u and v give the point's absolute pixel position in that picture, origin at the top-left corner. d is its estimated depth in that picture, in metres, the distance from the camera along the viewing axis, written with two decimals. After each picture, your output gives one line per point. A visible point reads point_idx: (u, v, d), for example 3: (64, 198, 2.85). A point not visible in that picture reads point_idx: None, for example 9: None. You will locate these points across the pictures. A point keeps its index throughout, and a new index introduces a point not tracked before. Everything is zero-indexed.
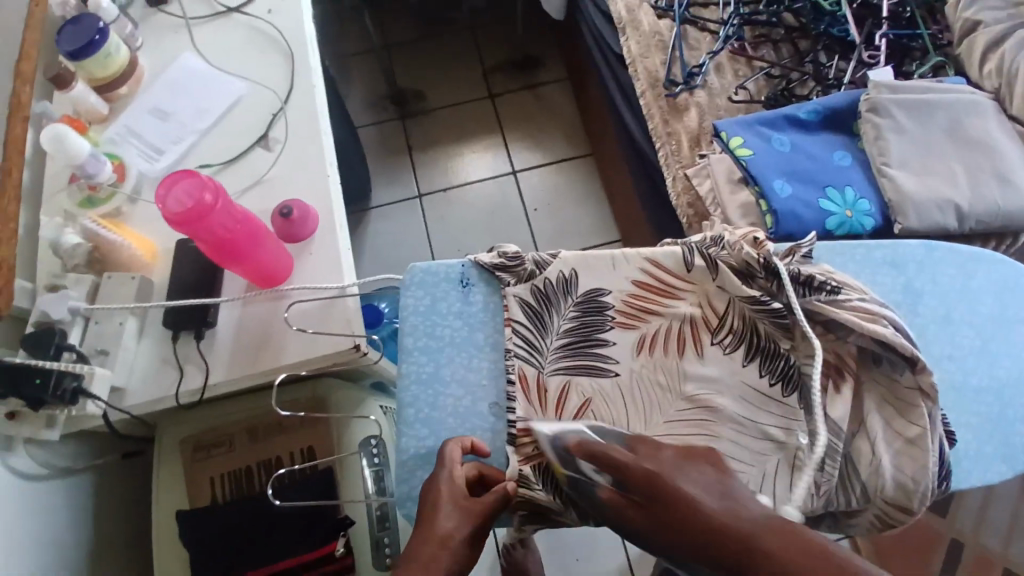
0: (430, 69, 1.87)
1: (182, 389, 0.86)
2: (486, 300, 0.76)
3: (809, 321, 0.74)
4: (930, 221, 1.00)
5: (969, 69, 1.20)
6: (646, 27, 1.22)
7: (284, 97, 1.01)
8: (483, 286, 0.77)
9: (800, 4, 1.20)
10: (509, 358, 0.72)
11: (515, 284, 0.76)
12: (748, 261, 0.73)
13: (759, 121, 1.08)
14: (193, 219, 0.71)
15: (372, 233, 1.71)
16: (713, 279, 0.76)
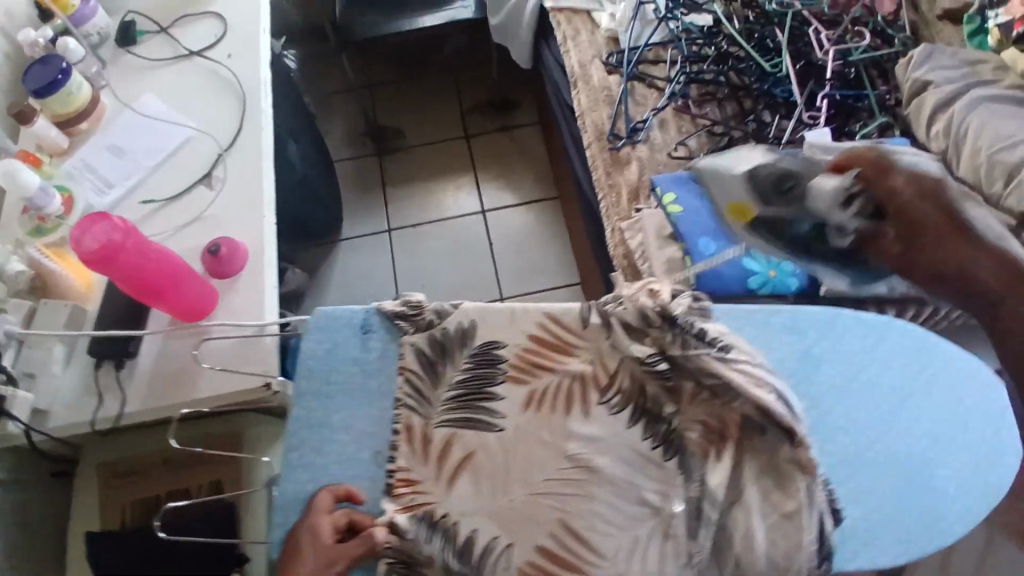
0: (411, 108, 1.93)
1: (99, 415, 0.89)
2: (384, 347, 0.77)
3: (697, 385, 0.74)
4: (858, 284, 0.99)
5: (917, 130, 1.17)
6: (595, 82, 1.26)
7: (232, 139, 1.06)
8: (382, 332, 0.78)
9: (744, 65, 1.23)
10: (397, 407, 0.74)
11: (412, 332, 0.77)
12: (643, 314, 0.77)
13: (693, 177, 1.10)
14: (106, 256, 0.76)
15: (340, 264, 1.75)
16: (607, 337, 0.78)
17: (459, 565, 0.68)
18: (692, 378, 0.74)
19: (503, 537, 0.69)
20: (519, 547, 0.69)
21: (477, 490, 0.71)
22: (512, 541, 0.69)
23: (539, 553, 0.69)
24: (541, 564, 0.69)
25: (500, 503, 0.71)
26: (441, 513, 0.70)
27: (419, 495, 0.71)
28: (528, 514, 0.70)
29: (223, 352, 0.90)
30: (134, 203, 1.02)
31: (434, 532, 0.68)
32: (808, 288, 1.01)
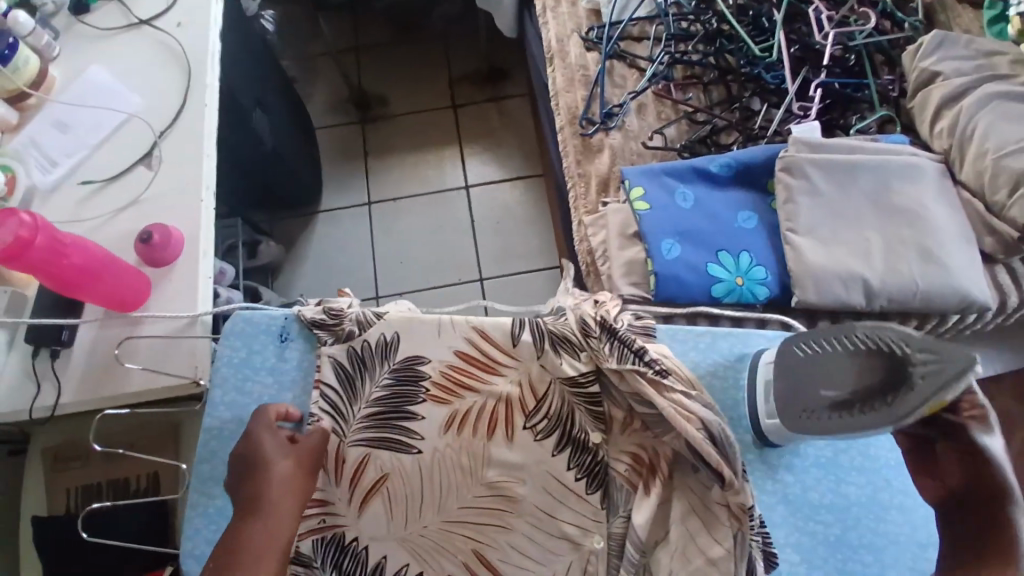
0: (397, 74, 1.85)
1: (37, 405, 0.87)
2: (302, 357, 0.74)
3: (629, 413, 0.69)
4: (832, 297, 0.93)
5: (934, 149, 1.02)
6: (572, 60, 1.17)
7: (175, 115, 1.01)
8: (301, 341, 0.75)
9: (735, 46, 1.12)
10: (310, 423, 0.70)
11: (332, 343, 0.73)
12: (568, 333, 0.71)
13: (665, 170, 1.02)
14: (18, 254, 0.74)
15: (317, 238, 1.70)
16: (539, 359, 0.72)
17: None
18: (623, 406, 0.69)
19: (413, 567, 0.66)
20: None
21: (387, 516, 0.67)
22: (421, 571, 0.66)
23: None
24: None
25: (411, 530, 0.67)
26: (351, 538, 0.67)
27: (328, 518, 0.67)
28: (439, 544, 0.67)
29: (152, 349, 0.87)
30: (74, 184, 0.99)
31: (342, 559, 0.66)
32: (779, 296, 0.95)
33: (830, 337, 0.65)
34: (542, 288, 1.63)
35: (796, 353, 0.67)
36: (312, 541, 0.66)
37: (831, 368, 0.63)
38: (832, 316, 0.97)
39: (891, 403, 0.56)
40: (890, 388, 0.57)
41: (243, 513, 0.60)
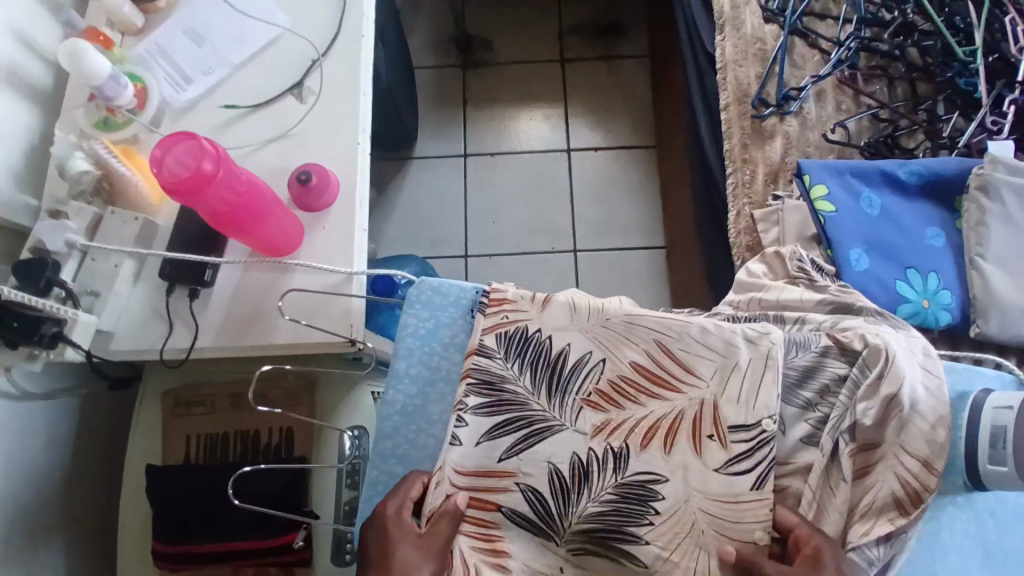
0: (505, 16, 1.72)
1: (168, 346, 0.81)
2: (460, 324, 0.69)
3: (862, 339, 0.67)
4: (1016, 333, 0.86)
5: None
6: (748, 31, 1.07)
7: (329, 44, 0.92)
8: (460, 327, 0.69)
9: (931, 42, 1.03)
10: (484, 315, 0.68)
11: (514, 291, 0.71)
12: (811, 342, 0.68)
13: (851, 170, 0.94)
14: (198, 189, 0.65)
15: (409, 184, 1.61)
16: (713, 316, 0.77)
17: (545, 379, 0.66)
18: (856, 334, 0.67)
19: (597, 354, 0.68)
20: (611, 364, 0.67)
21: (572, 310, 0.69)
22: (604, 358, 0.67)
23: (632, 370, 0.67)
24: (632, 380, 0.66)
25: (596, 322, 0.69)
26: (534, 328, 0.68)
27: (514, 307, 0.69)
28: (622, 332, 0.68)
29: (301, 303, 0.81)
30: (215, 105, 0.90)
31: (528, 347, 0.67)
32: (957, 324, 0.89)
33: None
34: (640, 266, 1.55)
35: None
36: (492, 337, 0.67)
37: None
38: (1007, 353, 0.90)
39: None
40: None
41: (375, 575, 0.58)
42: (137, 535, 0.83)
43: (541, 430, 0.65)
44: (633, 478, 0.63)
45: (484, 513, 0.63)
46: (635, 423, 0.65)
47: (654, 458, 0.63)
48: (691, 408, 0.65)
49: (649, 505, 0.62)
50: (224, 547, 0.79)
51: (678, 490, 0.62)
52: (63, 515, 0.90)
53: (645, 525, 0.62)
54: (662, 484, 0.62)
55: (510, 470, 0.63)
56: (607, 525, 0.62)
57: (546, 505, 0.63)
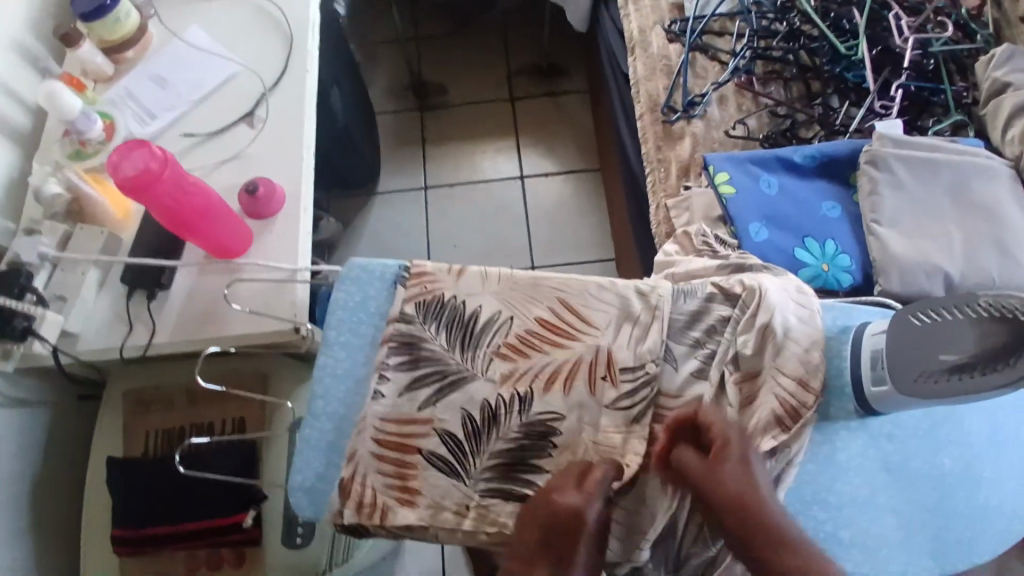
0: (457, 65, 1.89)
1: (128, 344, 0.87)
2: (384, 298, 0.77)
3: (740, 285, 0.76)
4: (916, 287, 0.94)
5: (990, 134, 1.08)
6: (655, 50, 1.20)
7: (277, 77, 1.04)
8: (384, 298, 0.77)
9: (817, 44, 1.17)
10: (405, 286, 0.77)
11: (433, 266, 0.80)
12: (701, 292, 0.76)
13: (750, 159, 1.05)
14: (147, 185, 0.75)
15: (374, 218, 1.72)
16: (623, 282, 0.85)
17: (459, 338, 0.74)
18: (737, 281, 0.76)
19: (505, 313, 0.75)
20: (518, 320, 0.75)
21: (483, 277, 0.77)
22: (512, 315, 0.75)
23: (537, 325, 0.74)
24: (537, 333, 0.74)
25: (504, 285, 0.77)
26: (449, 295, 0.76)
27: (432, 278, 0.77)
28: (528, 293, 0.76)
29: (251, 295, 0.89)
30: (175, 134, 1.01)
31: (443, 310, 0.75)
32: (861, 285, 0.98)
33: (951, 307, 0.68)
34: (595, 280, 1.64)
35: (911, 323, 0.69)
36: (412, 305, 0.75)
37: (939, 336, 0.67)
38: None
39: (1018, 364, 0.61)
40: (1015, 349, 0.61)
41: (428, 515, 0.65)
42: (101, 525, 0.89)
43: (457, 382, 0.72)
44: (536, 417, 0.70)
45: (403, 455, 0.70)
46: (540, 369, 0.72)
47: (555, 399, 0.70)
48: (587, 354, 0.72)
49: (548, 440, 0.69)
50: (179, 527, 0.85)
51: (574, 425, 0.70)
52: (23, 524, 0.94)
53: (546, 458, 0.69)
54: (561, 421, 0.70)
55: (425, 419, 0.71)
56: (511, 459, 0.69)
57: (461, 446, 0.70)
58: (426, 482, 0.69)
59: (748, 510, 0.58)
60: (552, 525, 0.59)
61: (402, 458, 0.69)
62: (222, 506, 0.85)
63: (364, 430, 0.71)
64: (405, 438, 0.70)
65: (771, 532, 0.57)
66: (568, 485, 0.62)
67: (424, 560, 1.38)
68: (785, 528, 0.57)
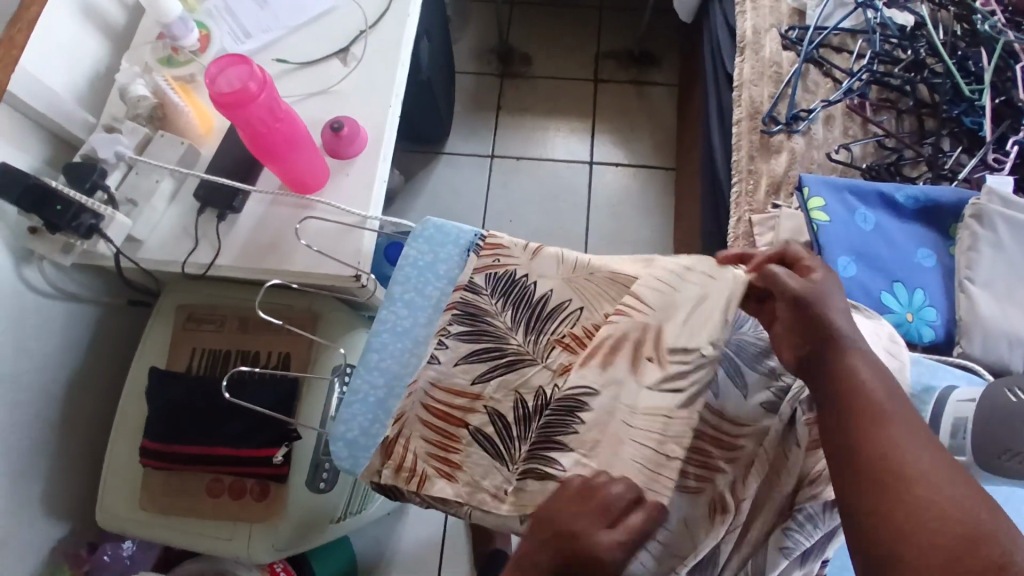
0: (545, 35, 1.83)
1: (189, 260, 0.87)
2: (451, 266, 0.75)
3: None
4: (998, 356, 0.88)
5: None
6: (766, 55, 1.14)
7: (376, 17, 1.00)
8: (455, 262, 0.75)
9: (940, 80, 1.09)
10: (478, 256, 0.74)
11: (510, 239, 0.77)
12: None
13: (850, 187, 0.98)
14: (241, 105, 0.73)
15: (435, 175, 1.69)
16: None
17: (525, 318, 0.72)
18: None
19: (574, 304, 0.72)
20: (588, 314, 0.72)
21: (559, 261, 0.75)
22: (582, 306, 0.72)
23: (605, 321, 0.71)
24: (604, 329, 0.70)
25: (578, 275, 0.74)
26: (522, 274, 0.74)
27: (507, 254, 0.75)
28: (605, 290, 0.72)
29: (317, 234, 0.86)
30: (267, 58, 0.99)
31: (512, 288, 0.73)
32: (941, 343, 0.92)
33: None
34: None
35: (1006, 399, 0.65)
36: (482, 276, 0.73)
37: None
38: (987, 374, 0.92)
39: None
40: None
41: (577, 520, 0.55)
42: (133, 431, 0.90)
43: (515, 362, 0.70)
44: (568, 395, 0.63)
45: (450, 427, 0.68)
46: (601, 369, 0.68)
47: None
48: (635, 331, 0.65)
49: (575, 416, 0.62)
50: (211, 450, 0.85)
51: (606, 405, 0.62)
52: (54, 414, 0.96)
53: (570, 433, 0.62)
54: (593, 396, 0.62)
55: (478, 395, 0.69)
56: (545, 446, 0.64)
57: (507, 429, 0.67)
58: (468, 459, 0.67)
59: (895, 465, 0.48)
60: (564, 557, 0.53)
61: (449, 431, 0.68)
62: (256, 438, 0.85)
63: (413, 394, 0.69)
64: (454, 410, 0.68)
65: (919, 482, 0.46)
66: (592, 518, 0.55)
67: (424, 528, 1.38)
68: (945, 477, 0.46)
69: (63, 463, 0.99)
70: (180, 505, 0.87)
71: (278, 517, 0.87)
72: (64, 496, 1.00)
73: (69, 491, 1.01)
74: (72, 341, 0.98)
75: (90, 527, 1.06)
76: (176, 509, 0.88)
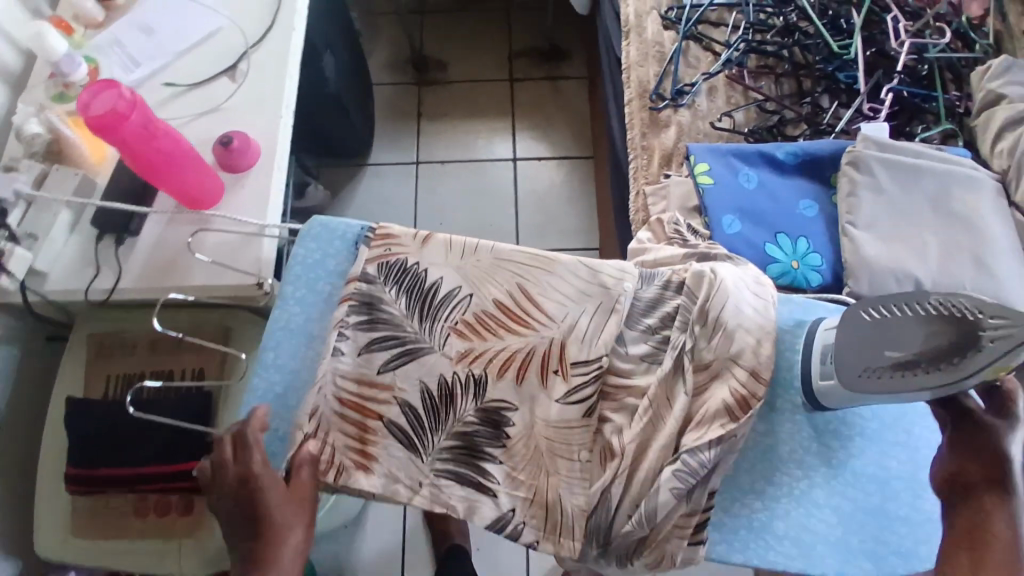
0: (459, 41, 1.87)
1: (93, 287, 0.88)
2: (343, 262, 0.77)
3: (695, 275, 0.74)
4: (882, 291, 0.93)
5: (978, 145, 1.06)
6: (649, 36, 1.20)
7: (262, 33, 1.03)
8: (346, 255, 0.78)
9: (812, 41, 1.15)
10: (368, 248, 0.77)
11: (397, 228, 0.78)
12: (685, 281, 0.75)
13: (732, 151, 1.04)
14: (113, 127, 0.75)
15: (363, 188, 1.71)
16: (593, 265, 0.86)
17: (418, 306, 0.74)
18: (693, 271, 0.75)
19: (463, 289, 0.75)
20: (476, 298, 0.74)
21: (447, 247, 0.77)
22: (471, 293, 0.75)
23: (492, 305, 0.74)
24: (492, 313, 0.73)
25: (465, 260, 0.76)
26: (411, 263, 0.76)
27: (396, 244, 0.77)
28: (491, 272, 0.76)
29: (220, 247, 0.88)
30: (157, 83, 1.00)
31: (403, 276, 0.75)
32: (830, 286, 0.97)
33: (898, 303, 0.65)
34: None
35: (862, 319, 0.67)
36: (374, 266, 0.75)
37: (892, 331, 0.64)
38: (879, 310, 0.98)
39: (955, 365, 0.58)
40: (953, 350, 0.59)
41: None
42: (55, 464, 0.89)
43: (412, 352, 0.72)
44: (491, 404, 0.70)
45: (364, 419, 0.70)
46: (494, 354, 0.71)
47: (507, 389, 0.70)
48: (541, 344, 0.72)
49: (502, 431, 0.69)
50: (133, 473, 0.86)
51: (526, 418, 0.69)
52: None
53: (498, 447, 0.69)
54: (514, 412, 0.69)
55: (383, 386, 0.71)
56: (465, 444, 0.69)
57: (420, 421, 0.69)
58: (369, 442, 0.69)
59: None
60: None
61: (363, 422, 0.70)
62: (173, 454, 0.86)
63: (323, 388, 0.70)
64: (365, 402, 0.70)
65: None
66: None
67: (381, 536, 1.38)
68: None
69: None
70: (107, 531, 0.88)
71: (208, 530, 0.88)
72: None
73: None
74: None
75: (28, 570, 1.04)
76: (104, 536, 0.88)
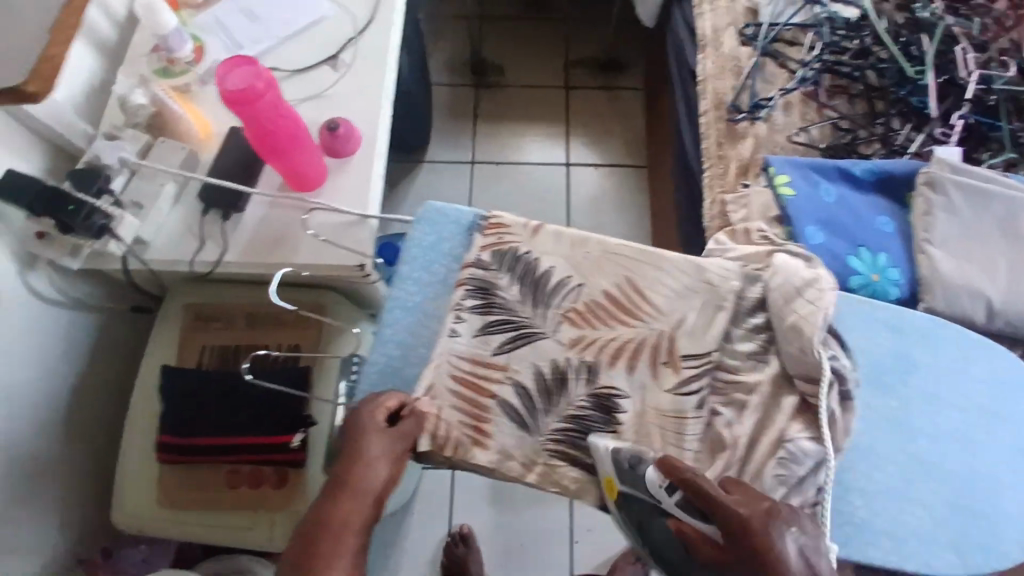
0: (517, 47, 1.92)
1: (197, 259, 0.90)
2: (456, 247, 0.80)
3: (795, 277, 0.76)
4: (957, 308, 0.96)
5: None
6: (726, 51, 1.24)
7: (364, 25, 1.06)
8: (459, 240, 0.81)
9: (886, 65, 1.19)
10: (482, 234, 0.79)
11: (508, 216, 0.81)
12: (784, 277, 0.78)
13: (811, 165, 1.07)
14: (248, 101, 0.78)
15: (419, 183, 1.74)
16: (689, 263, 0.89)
17: (531, 292, 0.76)
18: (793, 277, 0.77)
19: (575, 278, 0.77)
20: (587, 288, 0.77)
21: (557, 237, 0.80)
22: (582, 283, 0.77)
23: (603, 295, 0.76)
24: (603, 303, 0.76)
25: (575, 250, 0.79)
26: (524, 250, 0.78)
27: (508, 231, 0.80)
28: (601, 263, 0.78)
29: (325, 227, 0.91)
30: None
31: (516, 263, 0.78)
32: (906, 301, 1.00)
33: None
34: None
35: None
36: (488, 252, 0.78)
37: None
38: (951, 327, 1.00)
39: None
40: None
41: None
42: (145, 429, 0.91)
43: (526, 336, 0.74)
44: (602, 390, 0.72)
45: (478, 396, 0.72)
46: (606, 342, 0.74)
47: (619, 376, 0.72)
48: (651, 335, 0.74)
49: (614, 417, 0.71)
50: (229, 442, 0.88)
51: (636, 406, 0.72)
52: (60, 421, 0.97)
53: (609, 432, 0.71)
54: (626, 400, 0.72)
55: (499, 367, 0.73)
56: (577, 427, 0.71)
57: (533, 402, 0.72)
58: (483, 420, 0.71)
59: None
60: None
61: (477, 400, 0.72)
62: (267, 425, 0.88)
63: (439, 365, 0.73)
64: (479, 381, 0.73)
65: None
66: None
67: (429, 529, 1.38)
68: None
69: (70, 471, 0.99)
70: (195, 498, 0.90)
71: (296, 502, 0.89)
72: (72, 504, 1.00)
73: (76, 501, 1.01)
74: (76, 349, 0.99)
75: (97, 536, 1.06)
76: (194, 503, 0.89)
